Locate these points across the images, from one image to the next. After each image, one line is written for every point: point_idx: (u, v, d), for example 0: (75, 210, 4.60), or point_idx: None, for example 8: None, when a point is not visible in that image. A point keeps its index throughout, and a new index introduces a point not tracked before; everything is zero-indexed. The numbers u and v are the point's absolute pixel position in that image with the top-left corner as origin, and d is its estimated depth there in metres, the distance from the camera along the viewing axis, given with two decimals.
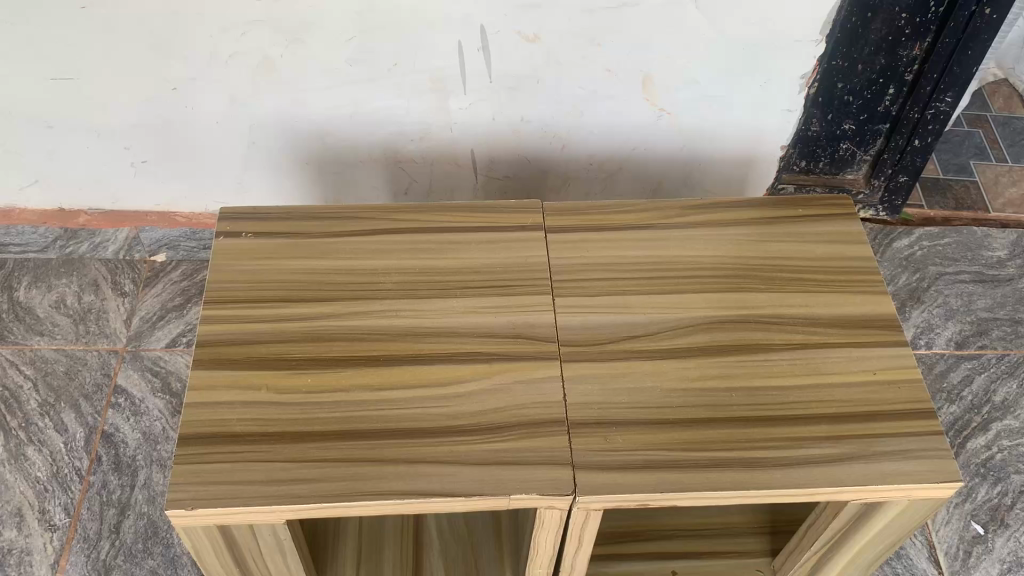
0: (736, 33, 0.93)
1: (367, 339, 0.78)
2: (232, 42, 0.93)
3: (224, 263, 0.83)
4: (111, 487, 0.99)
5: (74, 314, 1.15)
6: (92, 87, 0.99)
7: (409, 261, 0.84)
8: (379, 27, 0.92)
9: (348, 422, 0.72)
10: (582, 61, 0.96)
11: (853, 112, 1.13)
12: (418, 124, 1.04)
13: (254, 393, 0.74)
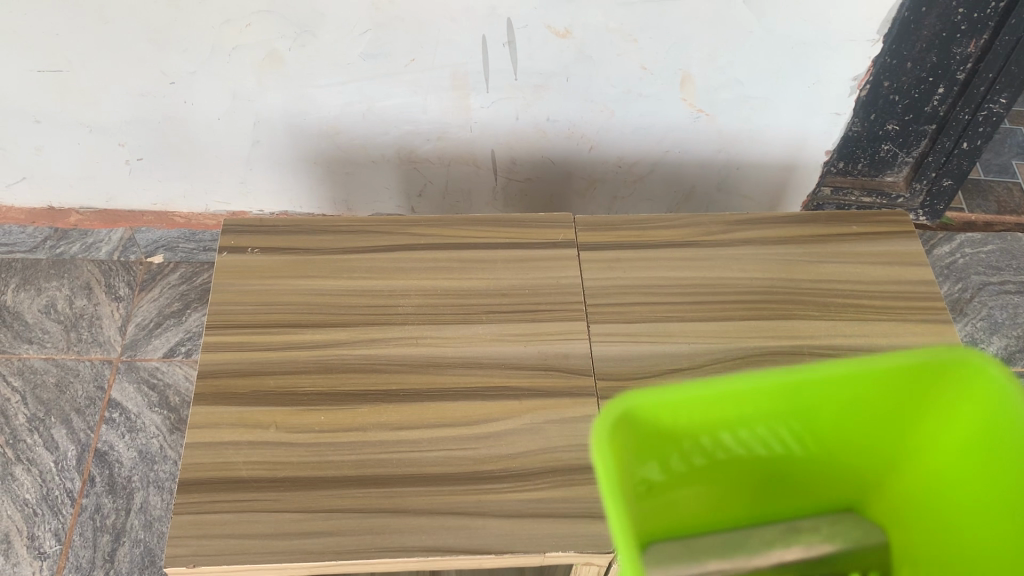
0: (785, 32, 0.85)
1: (385, 371, 0.71)
2: (234, 34, 0.85)
3: (228, 281, 0.76)
4: (105, 511, 0.93)
5: (65, 321, 1.07)
6: (84, 80, 0.91)
7: (431, 281, 0.77)
8: (396, 19, 0.83)
9: (366, 466, 0.66)
10: (617, 57, 0.88)
11: (899, 112, 0.99)
12: (436, 123, 0.97)
13: (261, 432, 0.67)
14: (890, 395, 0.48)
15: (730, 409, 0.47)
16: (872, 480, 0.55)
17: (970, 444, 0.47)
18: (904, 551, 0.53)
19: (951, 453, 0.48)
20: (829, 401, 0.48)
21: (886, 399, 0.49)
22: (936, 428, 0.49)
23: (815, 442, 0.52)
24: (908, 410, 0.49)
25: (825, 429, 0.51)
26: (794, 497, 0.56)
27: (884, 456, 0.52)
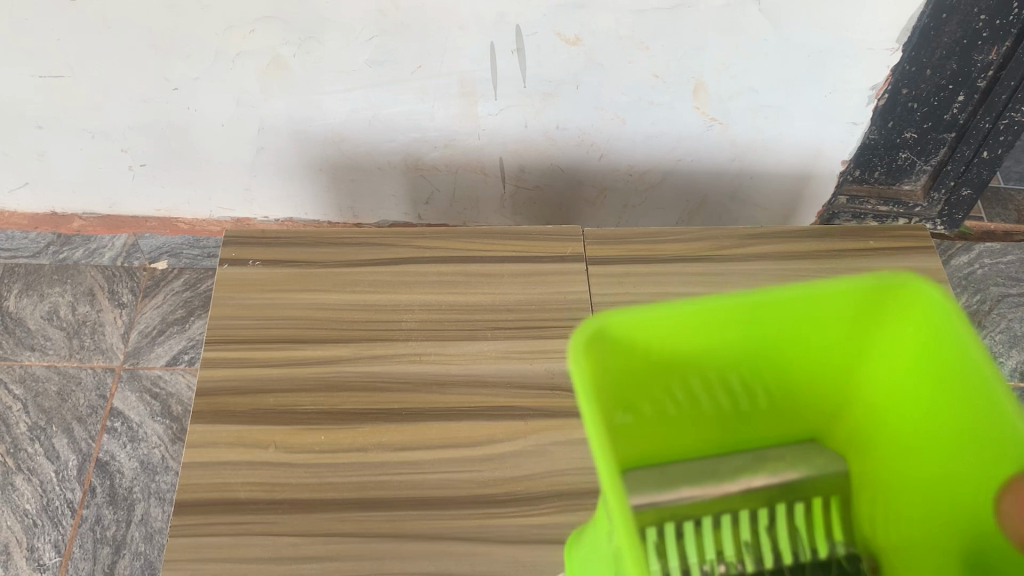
0: (802, 40, 0.82)
1: (388, 389, 0.70)
2: (237, 40, 0.83)
3: (229, 295, 0.75)
4: (105, 523, 0.92)
5: (68, 328, 1.06)
6: (86, 85, 0.90)
7: (435, 295, 0.76)
8: (402, 26, 0.81)
9: (366, 489, 0.64)
10: (628, 64, 0.86)
11: (917, 120, 0.92)
12: (443, 130, 0.95)
13: (260, 452, 0.66)
14: (850, 309, 0.40)
15: (674, 341, 0.40)
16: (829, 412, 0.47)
17: (933, 370, 0.39)
18: (870, 482, 0.46)
19: (920, 374, 0.40)
20: (790, 320, 0.41)
21: (848, 313, 0.41)
22: (898, 345, 0.41)
23: (769, 367, 0.44)
24: (871, 323, 0.41)
25: (783, 348, 0.42)
26: (753, 429, 0.48)
27: (845, 372, 0.45)
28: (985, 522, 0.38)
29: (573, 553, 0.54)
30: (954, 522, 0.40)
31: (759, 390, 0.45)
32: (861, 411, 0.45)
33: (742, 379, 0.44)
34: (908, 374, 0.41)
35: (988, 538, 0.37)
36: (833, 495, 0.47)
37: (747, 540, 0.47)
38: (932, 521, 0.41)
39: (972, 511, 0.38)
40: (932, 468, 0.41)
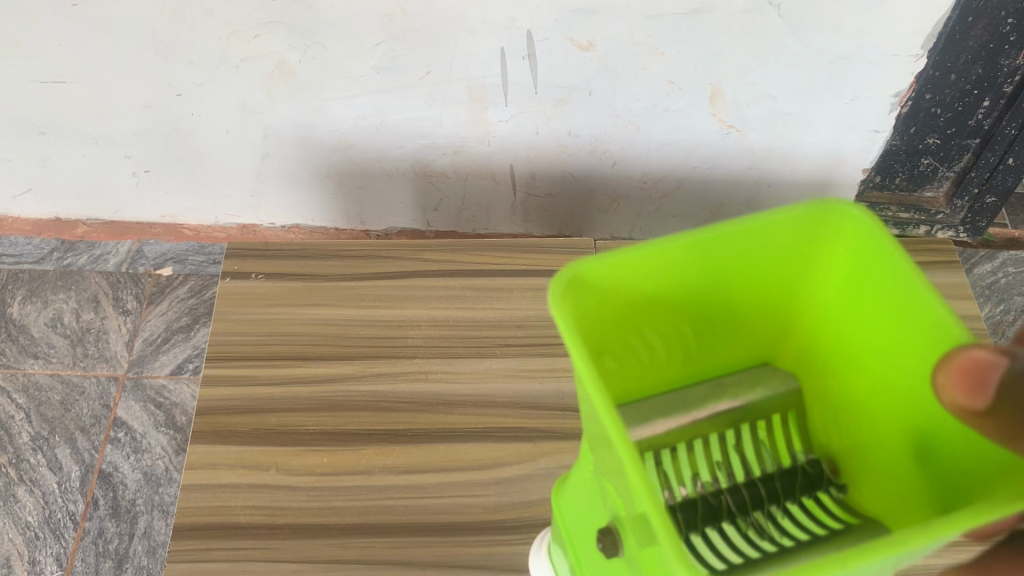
0: (824, 46, 0.80)
1: (393, 409, 0.67)
2: (241, 46, 0.81)
3: (231, 309, 0.73)
4: (108, 536, 0.91)
5: (72, 335, 1.05)
6: (89, 91, 0.88)
7: (443, 310, 0.73)
8: (410, 32, 0.78)
9: (371, 514, 0.62)
10: (642, 71, 0.83)
11: (940, 126, 0.89)
12: (452, 136, 0.92)
13: (261, 474, 0.64)
14: (793, 235, 0.41)
15: (639, 282, 0.40)
16: (781, 332, 0.47)
17: (874, 283, 0.40)
18: (824, 396, 0.46)
19: (862, 284, 0.41)
20: (745, 250, 0.41)
21: (791, 238, 0.41)
22: (835, 263, 0.42)
23: (724, 296, 0.44)
24: (813, 245, 0.42)
25: (735, 276, 0.42)
26: (710, 360, 0.48)
27: (792, 296, 0.45)
28: (932, 412, 0.37)
29: (554, 503, 0.52)
30: (905, 420, 0.39)
31: (713, 320, 0.45)
32: (809, 331, 0.46)
33: (698, 311, 0.44)
34: (852, 287, 0.42)
35: (935, 441, 0.38)
36: (790, 409, 0.47)
37: (718, 461, 0.46)
38: (885, 430, 0.41)
39: (921, 406, 0.38)
40: (882, 371, 0.41)
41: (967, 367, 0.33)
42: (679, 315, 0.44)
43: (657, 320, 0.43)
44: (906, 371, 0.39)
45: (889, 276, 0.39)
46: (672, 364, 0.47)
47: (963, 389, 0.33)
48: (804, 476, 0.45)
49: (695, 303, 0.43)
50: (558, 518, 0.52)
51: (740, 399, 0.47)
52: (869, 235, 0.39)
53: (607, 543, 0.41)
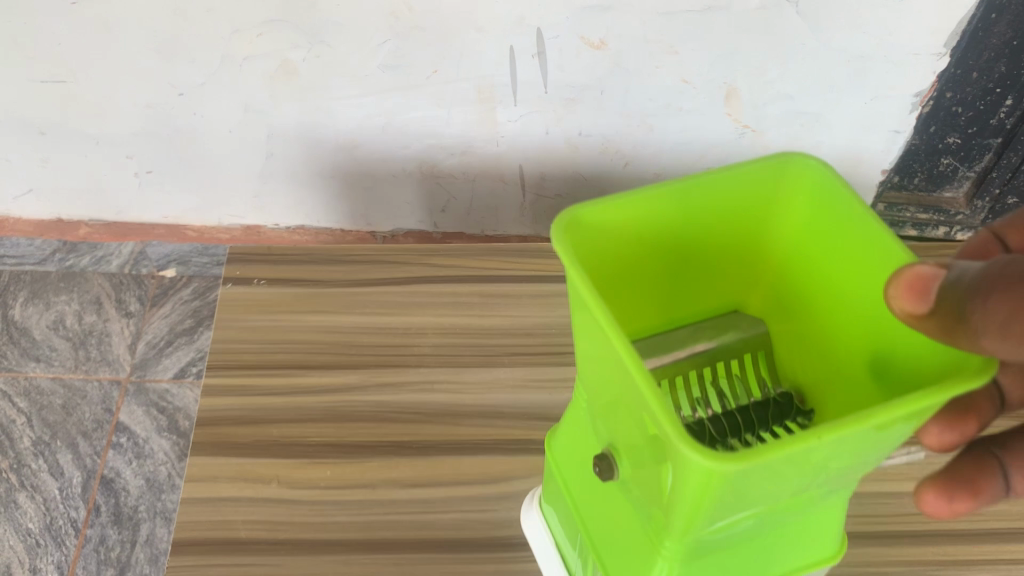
0: (843, 44, 0.77)
1: (398, 420, 0.66)
2: (244, 44, 0.79)
3: (232, 316, 0.71)
4: (109, 543, 0.89)
5: (74, 338, 1.03)
6: (89, 90, 0.86)
7: (449, 318, 0.72)
8: (417, 29, 0.76)
9: (374, 529, 0.60)
10: (655, 69, 0.80)
11: (961, 125, 0.87)
12: (460, 137, 0.90)
13: (262, 487, 0.62)
14: (755, 191, 0.46)
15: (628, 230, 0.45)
16: (749, 281, 0.52)
17: (824, 227, 0.45)
18: (791, 332, 0.51)
19: (815, 226, 0.46)
20: (717, 202, 0.46)
21: (754, 188, 0.46)
22: (790, 214, 0.47)
23: (701, 245, 0.49)
24: (774, 196, 0.47)
25: (708, 226, 0.48)
26: (687, 308, 0.53)
27: (758, 244, 0.50)
28: (884, 336, 0.42)
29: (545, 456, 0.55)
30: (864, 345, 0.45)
31: (692, 268, 0.50)
32: (773, 276, 0.51)
33: (678, 258, 0.49)
34: (809, 233, 0.46)
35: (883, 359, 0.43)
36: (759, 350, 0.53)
37: (697, 398, 0.50)
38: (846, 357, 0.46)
39: (877, 329, 0.43)
40: (840, 305, 0.46)
41: (908, 280, 0.35)
42: (662, 262, 0.48)
43: (641, 269, 0.48)
44: (861, 300, 0.44)
45: (840, 217, 0.44)
46: (654, 310, 0.52)
47: (908, 299, 0.35)
48: (776, 406, 0.50)
49: (676, 250, 0.48)
50: (551, 469, 0.54)
51: (712, 340, 0.52)
52: (819, 181, 0.44)
53: (602, 467, 0.44)
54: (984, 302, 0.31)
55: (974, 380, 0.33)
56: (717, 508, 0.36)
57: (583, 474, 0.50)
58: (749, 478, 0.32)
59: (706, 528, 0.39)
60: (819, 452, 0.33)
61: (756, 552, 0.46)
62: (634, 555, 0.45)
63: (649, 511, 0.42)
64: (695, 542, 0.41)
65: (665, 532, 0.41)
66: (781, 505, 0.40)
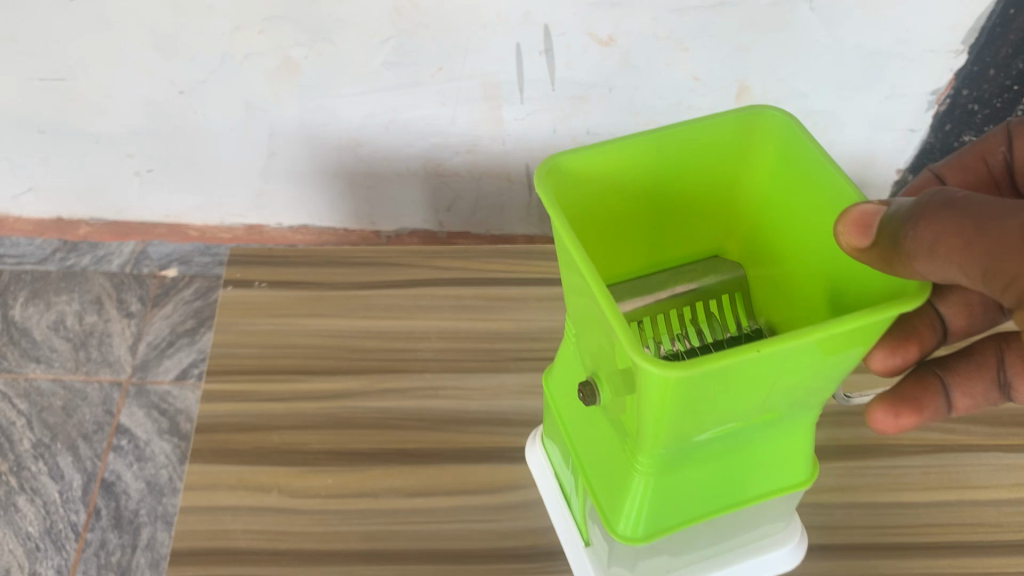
0: (857, 40, 0.75)
1: (402, 427, 0.64)
2: (246, 41, 0.77)
3: (233, 320, 0.69)
4: (110, 547, 0.87)
5: (74, 339, 1.02)
6: (88, 89, 0.85)
7: (454, 322, 0.70)
8: (422, 26, 0.74)
9: (376, 539, 0.59)
10: (665, 67, 0.79)
11: (978, 123, 0.83)
12: (465, 136, 0.89)
13: (262, 496, 0.61)
14: (730, 138, 0.47)
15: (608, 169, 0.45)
16: (730, 232, 0.52)
17: (797, 175, 0.45)
18: (765, 281, 0.51)
19: (783, 177, 0.46)
20: (694, 145, 0.46)
21: (725, 140, 0.47)
22: (765, 165, 0.47)
23: (682, 192, 0.49)
24: (749, 145, 0.47)
25: (685, 174, 0.48)
26: (664, 254, 0.53)
27: (731, 197, 0.50)
28: (848, 276, 0.43)
29: (545, 394, 0.57)
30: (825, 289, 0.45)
31: (669, 217, 0.50)
32: (749, 225, 0.51)
33: (658, 208, 0.49)
34: (777, 184, 0.47)
35: (851, 296, 0.42)
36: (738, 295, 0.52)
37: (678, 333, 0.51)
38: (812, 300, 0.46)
39: (838, 276, 0.44)
40: (804, 255, 0.46)
41: (853, 217, 0.38)
42: (643, 207, 0.49)
43: (623, 215, 0.49)
44: (823, 244, 0.44)
45: (806, 167, 0.45)
46: (631, 258, 0.52)
47: (853, 233, 0.38)
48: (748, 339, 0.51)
49: (652, 201, 0.48)
50: (549, 403, 0.57)
51: (694, 283, 0.52)
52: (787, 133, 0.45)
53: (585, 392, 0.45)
54: (917, 227, 0.36)
55: (910, 300, 0.36)
56: (681, 417, 0.39)
57: (570, 404, 0.53)
58: (701, 378, 0.35)
59: (673, 441, 0.42)
60: (769, 360, 0.36)
61: (729, 475, 0.49)
62: (613, 476, 0.48)
63: (623, 431, 0.45)
64: (666, 458, 0.44)
65: (638, 448, 0.44)
66: (746, 421, 0.43)
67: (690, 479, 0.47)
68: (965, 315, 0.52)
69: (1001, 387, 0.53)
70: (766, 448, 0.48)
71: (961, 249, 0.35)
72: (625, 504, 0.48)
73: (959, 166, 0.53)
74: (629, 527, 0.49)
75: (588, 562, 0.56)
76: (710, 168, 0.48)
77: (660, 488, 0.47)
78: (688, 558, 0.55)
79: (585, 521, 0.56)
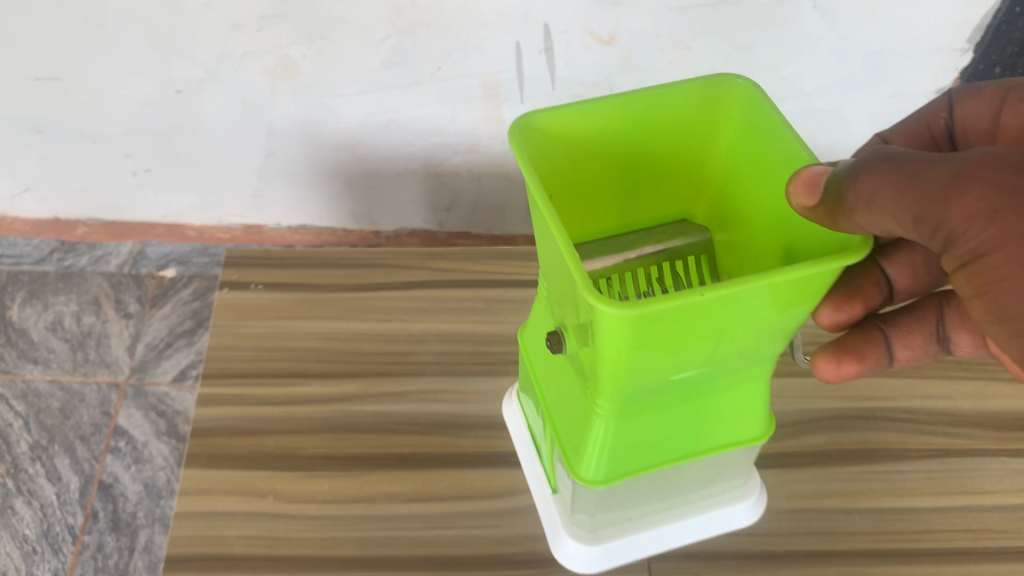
0: (862, 39, 0.74)
1: (400, 431, 0.63)
2: (243, 39, 0.76)
3: (230, 323, 0.69)
4: (107, 551, 0.86)
5: (72, 340, 1.01)
6: (84, 88, 0.84)
7: (452, 325, 0.70)
8: (421, 24, 0.73)
9: (374, 545, 0.58)
10: (666, 66, 0.78)
11: None
12: (465, 135, 0.88)
13: (259, 501, 0.60)
14: (699, 104, 0.47)
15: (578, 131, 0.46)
16: (700, 198, 0.52)
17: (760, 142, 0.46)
18: (729, 248, 0.51)
19: (748, 143, 0.47)
20: (664, 108, 0.47)
21: (693, 103, 0.47)
22: (733, 131, 0.48)
23: (653, 157, 0.49)
24: (718, 111, 0.47)
25: (656, 138, 0.48)
26: (638, 214, 0.53)
27: (699, 162, 0.50)
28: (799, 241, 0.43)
29: (522, 348, 0.58)
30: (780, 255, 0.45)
31: (638, 178, 0.50)
32: (717, 191, 0.51)
33: (629, 171, 0.50)
34: (743, 149, 0.47)
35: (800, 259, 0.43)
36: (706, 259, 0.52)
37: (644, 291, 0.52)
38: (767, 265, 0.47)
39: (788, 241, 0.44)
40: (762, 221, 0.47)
41: (805, 176, 0.39)
42: (614, 170, 0.49)
43: (594, 177, 0.49)
44: (782, 208, 0.45)
45: (770, 134, 0.45)
46: (603, 215, 0.52)
47: (803, 194, 0.39)
48: None
49: (621, 162, 0.49)
50: (523, 354, 0.58)
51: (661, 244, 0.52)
52: (753, 100, 0.45)
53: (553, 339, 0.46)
54: (856, 184, 0.37)
55: (855, 253, 0.36)
56: (636, 360, 0.40)
57: (543, 353, 0.53)
58: (653, 318, 0.35)
59: (631, 386, 0.43)
60: (721, 305, 0.36)
61: (688, 424, 0.49)
62: (575, 421, 0.49)
63: (584, 376, 0.45)
64: (625, 404, 0.45)
65: (597, 392, 0.44)
66: (704, 371, 0.44)
67: (650, 427, 0.48)
68: (909, 275, 0.52)
69: (940, 338, 0.55)
70: (726, 399, 0.49)
71: (895, 201, 0.36)
72: (587, 450, 0.48)
73: (904, 131, 0.52)
74: (590, 472, 0.50)
75: (554, 508, 0.58)
76: (679, 133, 0.49)
77: (619, 433, 0.47)
78: (651, 503, 0.56)
79: (554, 468, 0.57)
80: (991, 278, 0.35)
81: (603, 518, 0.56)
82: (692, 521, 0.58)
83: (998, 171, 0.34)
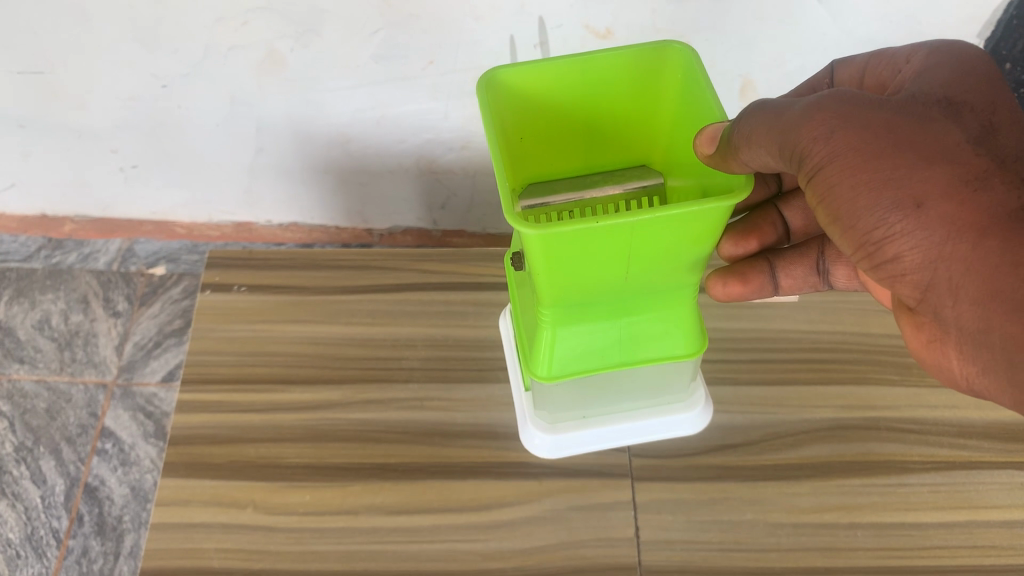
0: (868, 34, 0.72)
1: (384, 440, 0.61)
2: (230, 32, 0.73)
3: (211, 326, 0.67)
4: (92, 555, 0.88)
5: (59, 339, 1.02)
6: (67, 81, 0.82)
7: (440, 329, 0.68)
8: (412, 17, 0.71)
9: (356, 560, 0.56)
10: None
11: None
12: (460, 132, 0.85)
13: (237, 512, 0.58)
14: (654, 64, 0.48)
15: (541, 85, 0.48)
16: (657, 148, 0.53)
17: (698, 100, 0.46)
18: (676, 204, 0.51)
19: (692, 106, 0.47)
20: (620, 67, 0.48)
21: (651, 64, 0.48)
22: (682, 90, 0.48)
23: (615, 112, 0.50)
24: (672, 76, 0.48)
25: (616, 96, 0.49)
26: (600, 160, 0.54)
27: (652, 122, 0.51)
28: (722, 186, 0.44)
29: (506, 265, 0.59)
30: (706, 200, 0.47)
31: (597, 129, 0.52)
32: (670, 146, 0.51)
33: (592, 125, 0.51)
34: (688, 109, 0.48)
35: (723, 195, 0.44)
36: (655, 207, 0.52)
37: None
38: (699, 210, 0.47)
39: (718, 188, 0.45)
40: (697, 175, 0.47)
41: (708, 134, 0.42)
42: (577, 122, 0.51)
43: (559, 128, 0.51)
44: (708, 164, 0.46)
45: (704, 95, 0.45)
46: (572, 158, 0.54)
47: (707, 144, 0.43)
48: None
49: (582, 114, 0.50)
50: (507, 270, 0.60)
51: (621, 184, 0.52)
52: (690, 68, 0.46)
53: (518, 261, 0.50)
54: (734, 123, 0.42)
55: (734, 196, 0.38)
56: (568, 268, 0.43)
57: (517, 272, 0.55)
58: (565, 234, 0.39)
59: (570, 293, 0.46)
60: (630, 225, 0.39)
61: (632, 339, 0.51)
62: (533, 327, 0.52)
63: (533, 284, 0.48)
64: (568, 310, 0.47)
65: (540, 300, 0.47)
66: (640, 286, 0.46)
67: (598, 338, 0.51)
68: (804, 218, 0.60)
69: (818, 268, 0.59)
70: (670, 318, 0.51)
71: (766, 131, 0.41)
72: (538, 354, 0.52)
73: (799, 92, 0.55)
74: (545, 369, 0.52)
75: (524, 400, 0.61)
76: (639, 92, 0.49)
77: (566, 341, 0.50)
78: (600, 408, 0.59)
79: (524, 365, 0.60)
80: (826, 187, 0.41)
81: (557, 410, 0.59)
82: (642, 430, 0.60)
83: (834, 104, 0.41)
